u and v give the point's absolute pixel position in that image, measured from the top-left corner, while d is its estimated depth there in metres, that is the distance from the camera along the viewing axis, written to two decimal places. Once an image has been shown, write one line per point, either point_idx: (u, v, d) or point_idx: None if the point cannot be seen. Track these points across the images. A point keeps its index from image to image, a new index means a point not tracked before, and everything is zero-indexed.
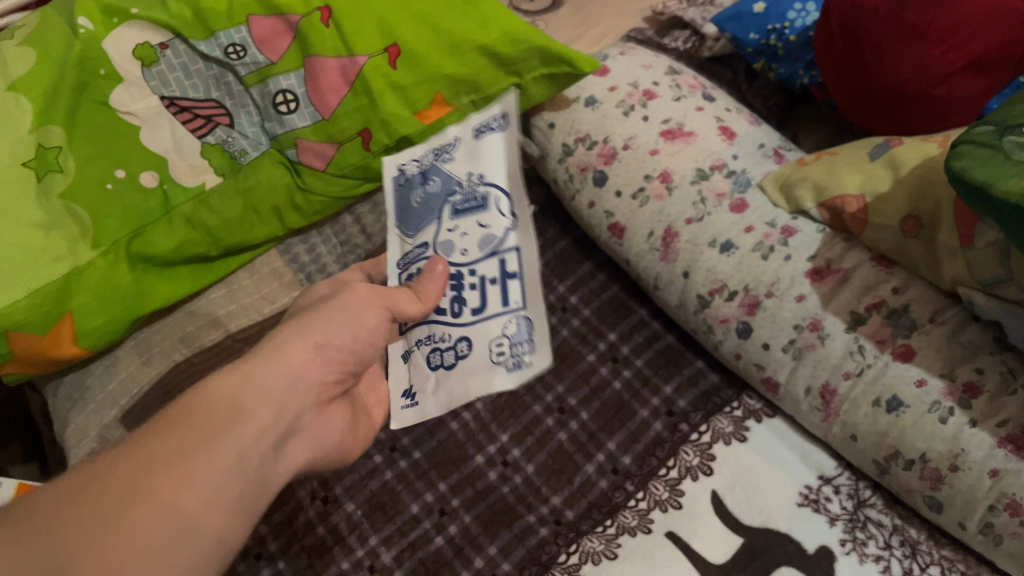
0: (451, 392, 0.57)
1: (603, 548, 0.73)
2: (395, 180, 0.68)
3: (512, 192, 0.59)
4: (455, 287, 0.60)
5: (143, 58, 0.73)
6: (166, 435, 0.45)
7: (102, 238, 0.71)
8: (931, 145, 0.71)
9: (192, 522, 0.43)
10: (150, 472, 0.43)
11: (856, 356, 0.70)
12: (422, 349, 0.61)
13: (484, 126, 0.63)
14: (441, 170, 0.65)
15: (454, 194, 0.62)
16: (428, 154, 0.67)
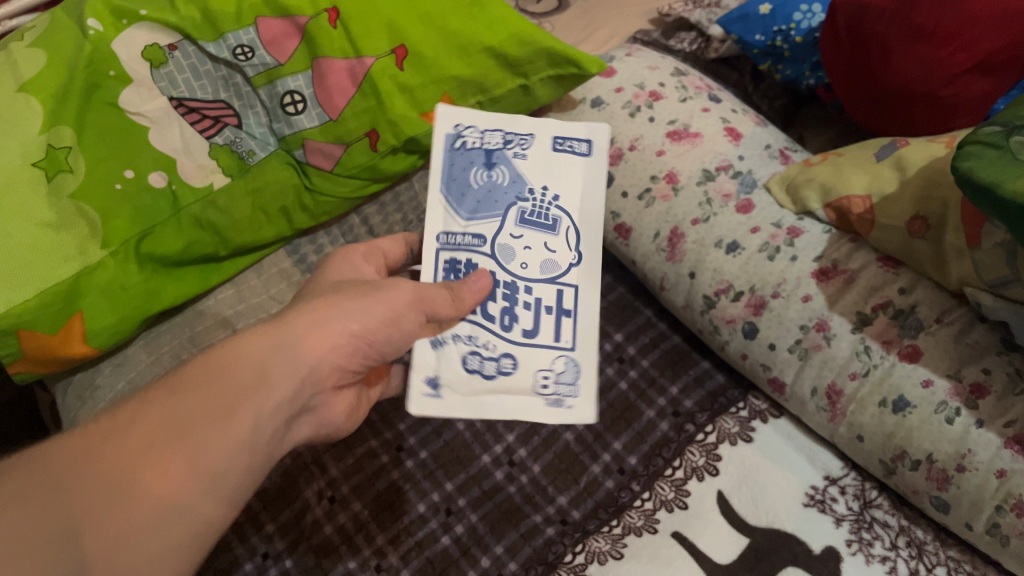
0: (483, 402, 0.60)
1: (609, 548, 0.73)
2: (449, 146, 0.67)
3: (585, 232, 0.65)
4: (507, 296, 0.62)
5: (153, 59, 0.73)
6: (187, 398, 0.47)
7: (112, 238, 0.71)
8: (938, 145, 0.71)
9: (188, 497, 0.45)
10: (158, 441, 0.45)
11: (863, 356, 0.70)
12: (458, 345, 0.61)
13: (566, 145, 0.68)
14: (512, 164, 0.66)
15: (525, 198, 0.65)
16: (504, 138, 0.68)
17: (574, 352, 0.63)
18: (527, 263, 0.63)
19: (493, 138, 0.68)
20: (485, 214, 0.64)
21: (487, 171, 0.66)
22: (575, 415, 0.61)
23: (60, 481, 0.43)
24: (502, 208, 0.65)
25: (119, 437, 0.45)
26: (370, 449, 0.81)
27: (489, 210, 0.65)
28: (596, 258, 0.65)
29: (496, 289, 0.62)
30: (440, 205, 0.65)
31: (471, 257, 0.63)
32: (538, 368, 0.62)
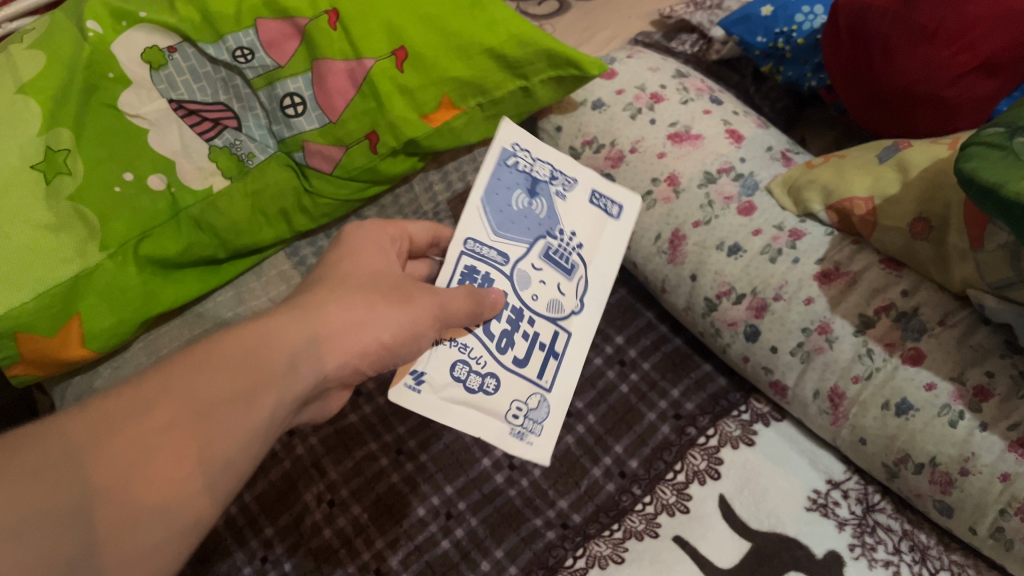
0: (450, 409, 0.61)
1: (610, 553, 0.73)
2: (504, 160, 0.66)
3: (593, 286, 0.68)
4: (510, 321, 0.64)
5: (152, 61, 0.73)
6: (211, 376, 0.42)
7: (111, 240, 0.71)
8: (942, 147, 0.70)
9: (204, 483, 0.40)
10: (185, 420, 0.40)
11: (865, 359, 0.70)
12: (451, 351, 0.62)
13: (601, 203, 0.70)
14: (552, 202, 0.68)
15: (553, 236, 0.67)
16: (553, 175, 0.68)
17: (549, 394, 0.65)
18: (536, 295, 0.65)
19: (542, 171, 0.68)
20: (513, 240, 0.65)
21: (528, 199, 0.66)
22: (533, 453, 0.63)
23: (77, 451, 0.37)
24: (531, 237, 0.66)
25: (147, 409, 0.40)
26: (370, 452, 0.81)
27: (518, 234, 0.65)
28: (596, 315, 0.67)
29: (502, 312, 0.63)
30: (477, 207, 0.64)
31: (490, 271, 0.64)
32: (514, 399, 0.63)
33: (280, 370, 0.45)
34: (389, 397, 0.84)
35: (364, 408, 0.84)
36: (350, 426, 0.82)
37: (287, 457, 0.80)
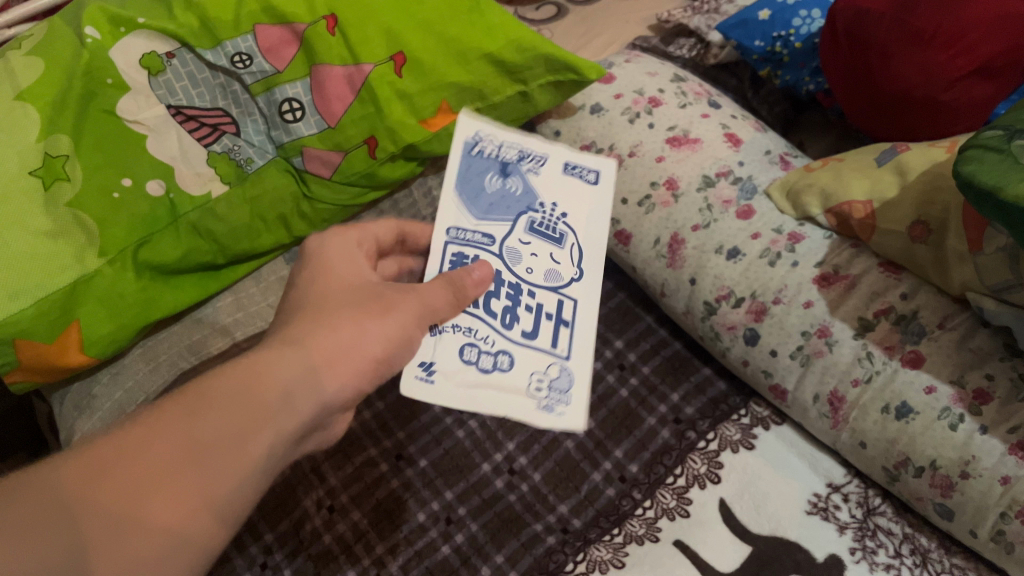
0: (478, 394, 0.61)
1: (610, 557, 0.73)
2: (468, 151, 0.71)
3: (586, 248, 0.69)
4: (509, 296, 0.65)
5: (150, 67, 0.73)
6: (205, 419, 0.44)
7: (109, 246, 0.70)
8: (938, 150, 0.71)
9: (196, 526, 0.42)
10: (179, 465, 0.42)
11: (865, 362, 0.70)
12: (455, 335, 0.62)
13: (576, 173, 0.72)
14: (526, 179, 0.70)
15: (536, 210, 0.69)
16: (543, 203, 0.69)
17: (569, 361, 0.65)
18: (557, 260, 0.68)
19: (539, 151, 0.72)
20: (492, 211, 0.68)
21: (502, 180, 0.70)
22: (566, 421, 0.63)
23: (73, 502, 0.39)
24: (513, 215, 0.68)
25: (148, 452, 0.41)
26: (369, 458, 0.81)
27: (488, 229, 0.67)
28: (596, 279, 0.68)
29: (501, 289, 0.64)
30: (453, 200, 0.68)
31: (479, 252, 0.66)
32: (535, 368, 0.63)
33: (286, 415, 0.47)
34: (388, 403, 0.84)
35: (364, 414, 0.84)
36: (349, 432, 0.82)
37: None
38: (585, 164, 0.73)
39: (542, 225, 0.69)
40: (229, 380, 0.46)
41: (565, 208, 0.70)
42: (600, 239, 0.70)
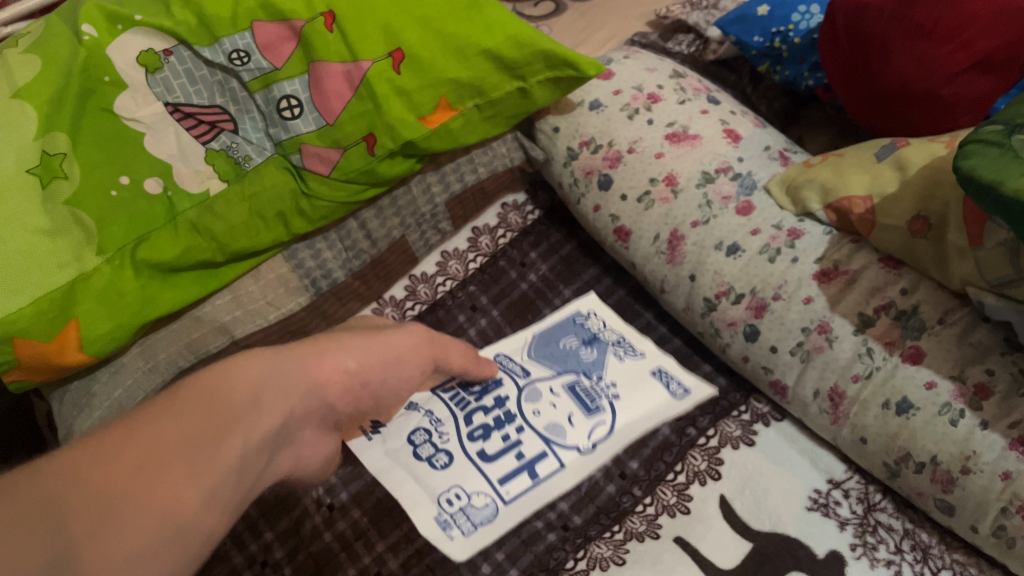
0: (391, 469, 0.72)
1: (611, 554, 0.73)
2: (572, 319, 0.83)
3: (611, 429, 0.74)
4: (496, 417, 0.75)
5: (147, 64, 0.73)
6: (177, 416, 0.41)
7: (107, 245, 0.70)
8: (939, 146, 0.70)
9: (188, 514, 0.39)
10: (160, 458, 0.39)
11: (865, 358, 0.70)
12: (422, 419, 0.75)
13: (665, 379, 0.77)
14: (605, 355, 0.80)
15: (587, 377, 0.78)
16: (614, 339, 0.81)
17: (502, 504, 0.69)
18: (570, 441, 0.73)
19: (628, 351, 0.80)
20: (565, 354, 0.80)
21: (580, 345, 0.81)
22: (450, 546, 0.67)
23: (52, 501, 0.35)
24: (564, 369, 0.78)
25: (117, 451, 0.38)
26: None
27: (547, 356, 0.80)
28: (591, 460, 0.72)
29: (494, 408, 0.75)
30: (525, 338, 0.81)
31: (508, 377, 0.78)
32: (457, 485, 0.70)
33: (264, 416, 0.45)
34: None
35: None
36: None
37: None
38: (650, 364, 0.79)
39: (585, 394, 0.76)
40: (199, 378, 0.44)
41: (615, 394, 0.76)
42: (635, 428, 0.74)
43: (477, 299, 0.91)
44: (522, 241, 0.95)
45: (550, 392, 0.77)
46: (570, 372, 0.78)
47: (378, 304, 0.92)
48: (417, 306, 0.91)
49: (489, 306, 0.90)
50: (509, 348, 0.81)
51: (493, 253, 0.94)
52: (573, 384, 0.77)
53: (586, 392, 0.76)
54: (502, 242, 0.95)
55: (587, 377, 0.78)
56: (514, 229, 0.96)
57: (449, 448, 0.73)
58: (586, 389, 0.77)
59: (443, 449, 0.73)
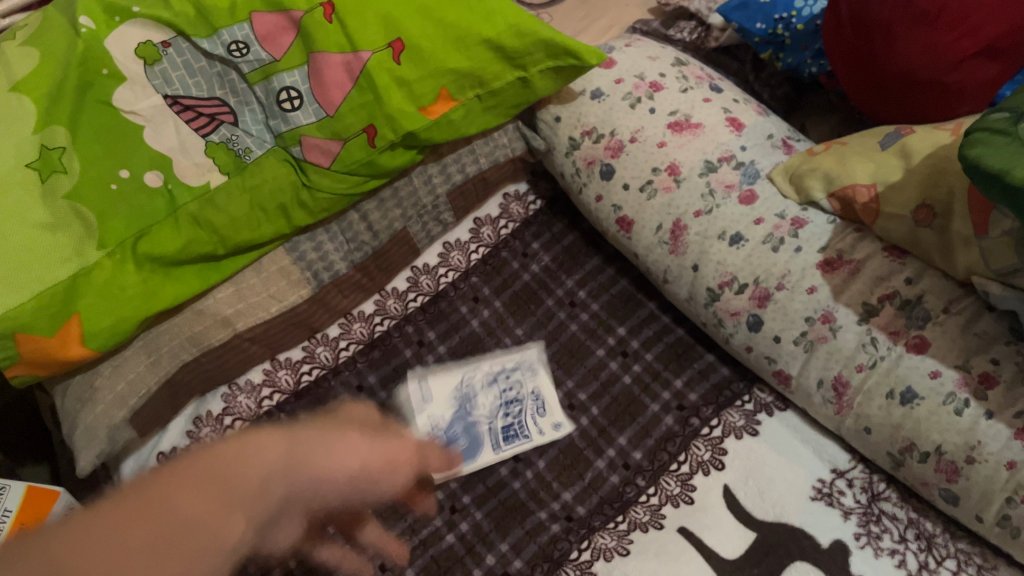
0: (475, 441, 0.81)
1: (615, 545, 0.73)
2: (425, 404, 0.83)
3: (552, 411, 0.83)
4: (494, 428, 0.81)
5: (146, 56, 0.73)
6: (97, 527, 0.45)
7: (108, 239, 0.70)
8: (944, 133, 0.70)
9: (79, 563, 0.42)
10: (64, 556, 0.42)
11: (869, 348, 0.70)
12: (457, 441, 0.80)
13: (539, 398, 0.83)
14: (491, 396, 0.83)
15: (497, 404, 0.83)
16: (488, 389, 0.84)
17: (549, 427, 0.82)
18: (544, 431, 0.81)
19: (471, 386, 0.84)
20: (473, 411, 0.82)
21: (472, 399, 0.83)
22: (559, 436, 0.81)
23: None
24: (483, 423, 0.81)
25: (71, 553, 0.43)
26: None
27: (467, 430, 0.81)
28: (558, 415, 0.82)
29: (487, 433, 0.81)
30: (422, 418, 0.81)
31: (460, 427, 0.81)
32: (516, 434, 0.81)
33: (200, 549, 0.47)
34: (391, 392, 0.84)
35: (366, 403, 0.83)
36: None
37: None
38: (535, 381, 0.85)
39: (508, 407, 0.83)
40: (92, 511, 0.46)
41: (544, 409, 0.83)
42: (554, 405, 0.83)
43: (480, 290, 0.90)
44: (524, 232, 0.95)
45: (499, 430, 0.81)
46: (498, 415, 0.82)
47: (380, 296, 0.90)
48: (419, 297, 0.90)
49: (491, 297, 0.90)
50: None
51: (495, 244, 0.93)
52: (504, 408, 0.83)
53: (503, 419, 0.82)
54: (504, 233, 0.94)
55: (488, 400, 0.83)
56: (516, 220, 0.95)
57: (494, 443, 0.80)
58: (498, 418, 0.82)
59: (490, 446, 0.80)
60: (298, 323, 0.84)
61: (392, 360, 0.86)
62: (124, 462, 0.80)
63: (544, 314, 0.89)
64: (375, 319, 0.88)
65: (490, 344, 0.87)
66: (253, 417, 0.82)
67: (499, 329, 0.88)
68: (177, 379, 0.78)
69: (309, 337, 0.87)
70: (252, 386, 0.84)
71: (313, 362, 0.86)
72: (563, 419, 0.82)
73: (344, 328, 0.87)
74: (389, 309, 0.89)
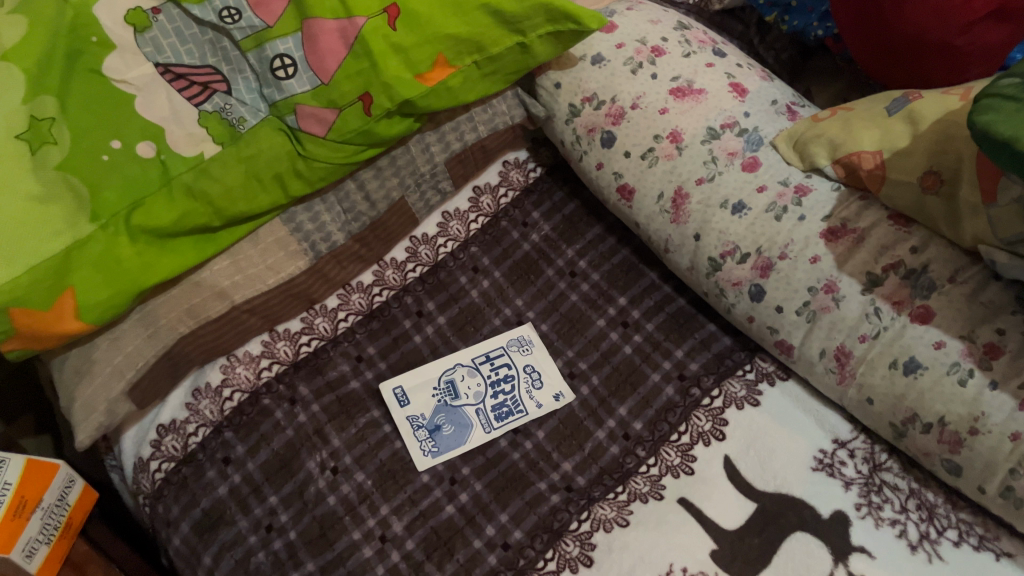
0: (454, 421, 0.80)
1: (615, 516, 0.73)
2: (400, 399, 0.81)
3: (546, 371, 0.83)
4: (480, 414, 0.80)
5: (136, 23, 0.72)
6: None
7: (101, 210, 0.69)
8: (953, 98, 0.68)
9: None
10: None
11: (873, 318, 0.69)
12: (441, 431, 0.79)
13: (530, 369, 0.83)
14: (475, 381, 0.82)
15: (484, 390, 0.82)
16: (468, 376, 0.83)
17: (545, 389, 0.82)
18: (542, 404, 0.81)
19: (453, 372, 0.83)
20: (462, 396, 0.81)
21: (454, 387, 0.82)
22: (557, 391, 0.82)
23: None
24: (469, 410, 0.80)
25: None
26: (373, 419, 0.80)
27: (463, 416, 0.80)
28: (553, 374, 0.83)
29: (475, 418, 0.80)
30: (402, 411, 0.80)
31: (448, 421, 0.80)
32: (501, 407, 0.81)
33: None
34: (391, 362, 0.83)
35: (366, 374, 0.83)
36: (351, 393, 0.81)
37: (290, 425, 0.79)
38: (522, 353, 0.84)
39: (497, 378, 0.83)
40: None
41: (536, 376, 0.83)
42: (546, 366, 0.83)
43: (479, 261, 0.89)
44: (525, 201, 0.93)
45: (488, 414, 0.80)
46: (487, 396, 0.82)
47: (378, 266, 0.88)
48: (418, 268, 0.88)
49: (491, 267, 0.89)
50: (418, 449, 0.78)
51: (494, 213, 0.92)
52: (493, 389, 0.82)
53: (492, 396, 0.82)
54: (504, 202, 0.93)
55: (474, 387, 0.82)
56: (516, 187, 0.94)
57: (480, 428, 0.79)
58: (487, 396, 0.82)
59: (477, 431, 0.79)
60: (296, 295, 0.82)
61: (391, 331, 0.85)
62: (125, 434, 0.80)
63: (544, 284, 0.89)
64: (374, 290, 0.87)
65: (490, 315, 0.87)
66: (253, 389, 0.81)
67: (499, 300, 0.88)
68: (176, 350, 0.77)
69: (308, 308, 0.85)
70: (250, 358, 0.82)
71: (312, 334, 0.84)
72: (562, 389, 0.82)
73: (342, 299, 0.86)
74: (388, 279, 0.88)
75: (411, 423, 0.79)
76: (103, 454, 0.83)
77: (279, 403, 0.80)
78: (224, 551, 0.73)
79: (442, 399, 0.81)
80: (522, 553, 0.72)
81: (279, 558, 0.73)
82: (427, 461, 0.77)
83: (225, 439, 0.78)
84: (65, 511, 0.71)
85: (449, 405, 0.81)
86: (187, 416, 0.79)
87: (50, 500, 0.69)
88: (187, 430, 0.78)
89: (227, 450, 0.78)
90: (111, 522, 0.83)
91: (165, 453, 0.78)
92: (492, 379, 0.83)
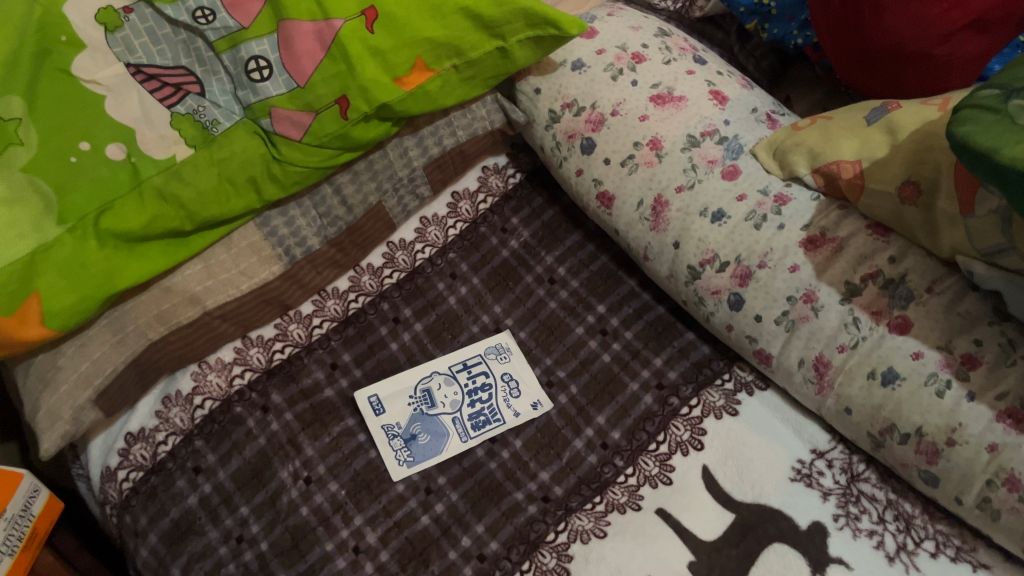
0: (428, 430, 0.79)
1: (592, 527, 0.72)
2: (374, 409, 0.79)
3: (524, 381, 0.82)
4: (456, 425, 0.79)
5: (107, 23, 0.70)
6: None
7: (68, 213, 0.68)
8: (931, 108, 0.68)
9: None
10: None
11: (851, 328, 0.69)
12: (415, 440, 0.78)
13: (508, 379, 0.82)
14: (452, 391, 0.81)
15: (461, 400, 0.81)
16: (444, 386, 0.81)
17: (523, 400, 0.81)
18: (520, 412, 0.80)
19: (430, 380, 0.82)
20: (438, 405, 0.80)
21: (430, 397, 0.81)
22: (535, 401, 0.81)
23: None
24: (444, 420, 0.79)
25: None
26: (347, 428, 0.79)
27: (439, 425, 0.79)
28: (532, 384, 0.82)
29: (450, 428, 0.79)
30: (376, 421, 0.79)
31: (422, 431, 0.78)
32: (478, 417, 0.80)
33: None
34: (366, 370, 0.82)
35: (341, 381, 0.81)
36: (325, 401, 0.80)
37: (263, 433, 0.78)
38: (501, 363, 0.83)
39: (474, 388, 0.82)
40: None
41: (514, 386, 0.82)
42: (525, 376, 0.82)
43: (457, 267, 0.88)
44: (503, 207, 0.92)
45: (464, 425, 0.79)
46: (464, 405, 0.81)
47: (354, 272, 0.87)
48: (394, 274, 0.87)
49: (469, 273, 0.88)
50: (393, 459, 0.77)
51: (473, 219, 0.91)
52: (469, 398, 0.81)
53: (469, 406, 0.80)
54: (483, 208, 0.92)
55: (450, 397, 0.81)
56: (496, 193, 0.93)
57: (454, 438, 0.78)
58: (463, 406, 0.80)
59: (451, 441, 0.78)
60: (268, 301, 0.81)
61: (367, 338, 0.84)
62: (92, 441, 0.78)
63: (523, 290, 0.88)
64: (350, 296, 0.86)
65: (468, 323, 0.86)
66: (225, 397, 0.79)
67: (476, 307, 0.87)
68: (143, 358, 0.75)
69: (282, 314, 0.83)
70: (223, 365, 0.80)
71: (286, 341, 0.83)
72: (540, 397, 0.81)
73: (317, 305, 0.85)
74: (364, 285, 0.86)
75: (387, 432, 0.78)
76: (70, 462, 0.81)
77: (251, 411, 0.79)
78: (193, 562, 0.71)
79: (418, 408, 0.80)
80: (498, 564, 0.71)
81: (249, 569, 0.71)
82: (402, 471, 0.76)
83: (195, 448, 0.77)
84: (29, 521, 0.69)
85: (424, 415, 0.80)
86: (157, 424, 0.77)
87: (13, 511, 0.67)
88: (157, 438, 0.77)
89: (198, 459, 0.76)
90: (77, 532, 0.81)
91: (133, 462, 0.76)
92: (469, 388, 0.82)
